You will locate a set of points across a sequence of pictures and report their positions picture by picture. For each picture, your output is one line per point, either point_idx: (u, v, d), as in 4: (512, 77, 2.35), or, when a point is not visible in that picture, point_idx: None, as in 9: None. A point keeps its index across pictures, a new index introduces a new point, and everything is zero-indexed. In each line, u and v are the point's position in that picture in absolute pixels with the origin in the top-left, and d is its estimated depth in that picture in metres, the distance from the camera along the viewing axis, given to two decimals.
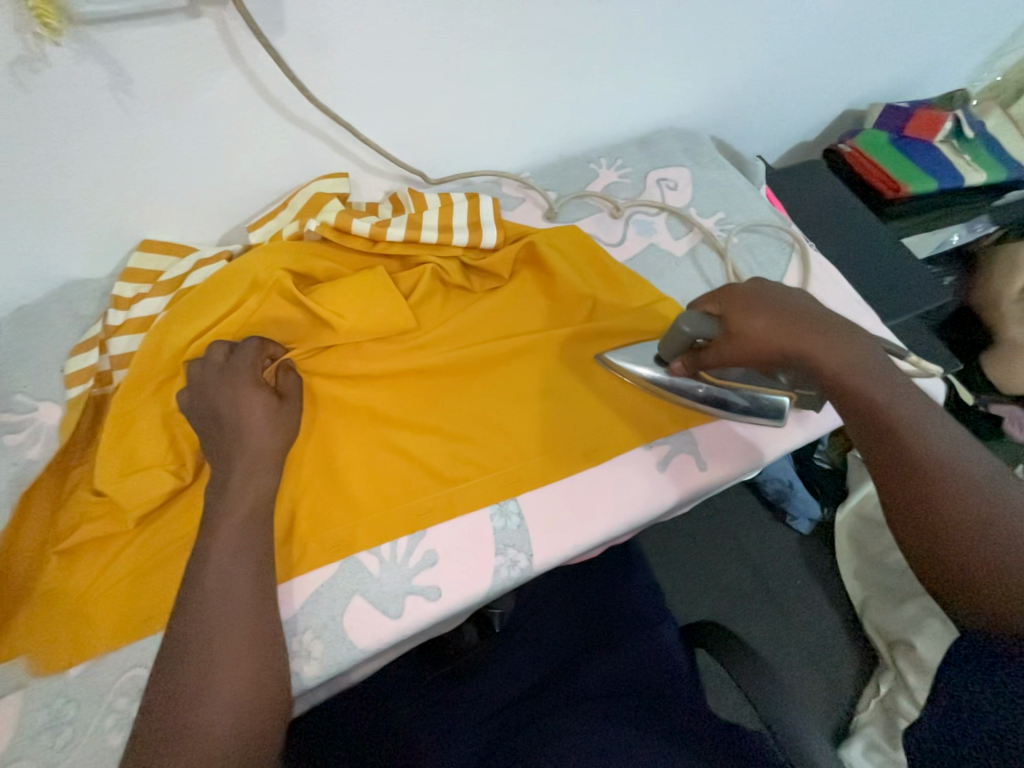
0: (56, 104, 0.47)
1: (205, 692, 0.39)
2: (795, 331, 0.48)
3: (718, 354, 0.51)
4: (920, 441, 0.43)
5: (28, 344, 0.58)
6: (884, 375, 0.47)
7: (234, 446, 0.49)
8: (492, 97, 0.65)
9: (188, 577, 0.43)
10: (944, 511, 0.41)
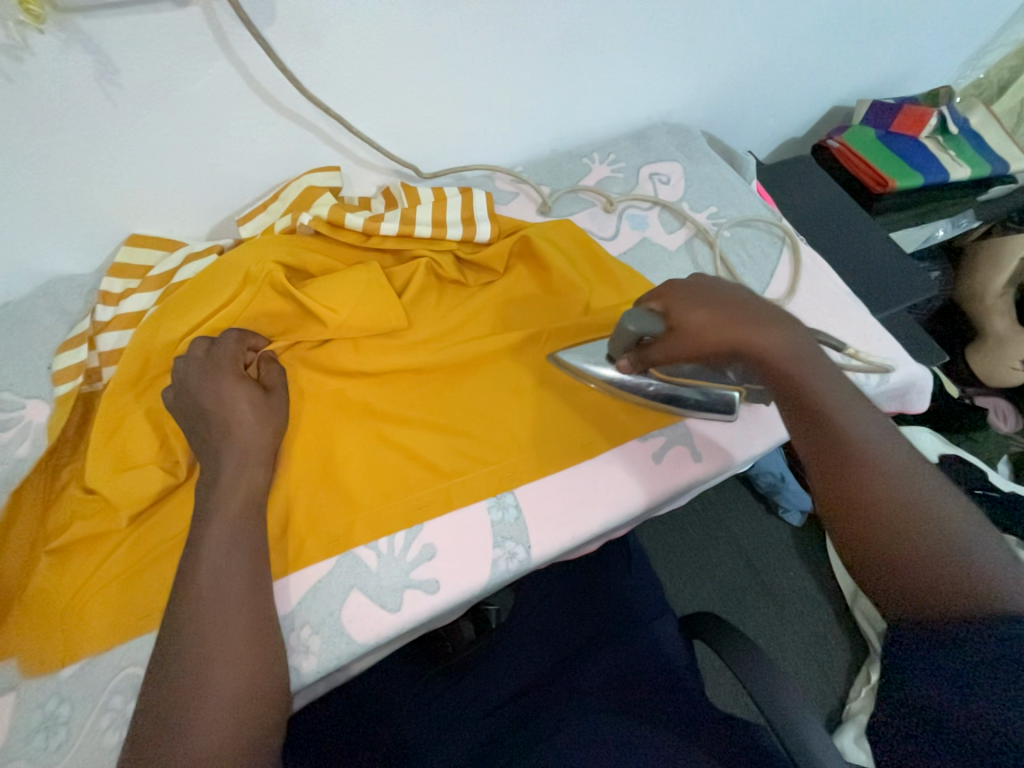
0: (41, 95, 0.46)
1: (201, 688, 0.39)
2: (738, 324, 0.48)
3: (664, 350, 0.51)
4: (856, 431, 0.44)
5: (14, 340, 0.57)
6: (822, 367, 0.47)
7: (221, 443, 0.48)
8: (486, 91, 0.65)
9: (181, 573, 0.43)
10: (877, 501, 0.41)
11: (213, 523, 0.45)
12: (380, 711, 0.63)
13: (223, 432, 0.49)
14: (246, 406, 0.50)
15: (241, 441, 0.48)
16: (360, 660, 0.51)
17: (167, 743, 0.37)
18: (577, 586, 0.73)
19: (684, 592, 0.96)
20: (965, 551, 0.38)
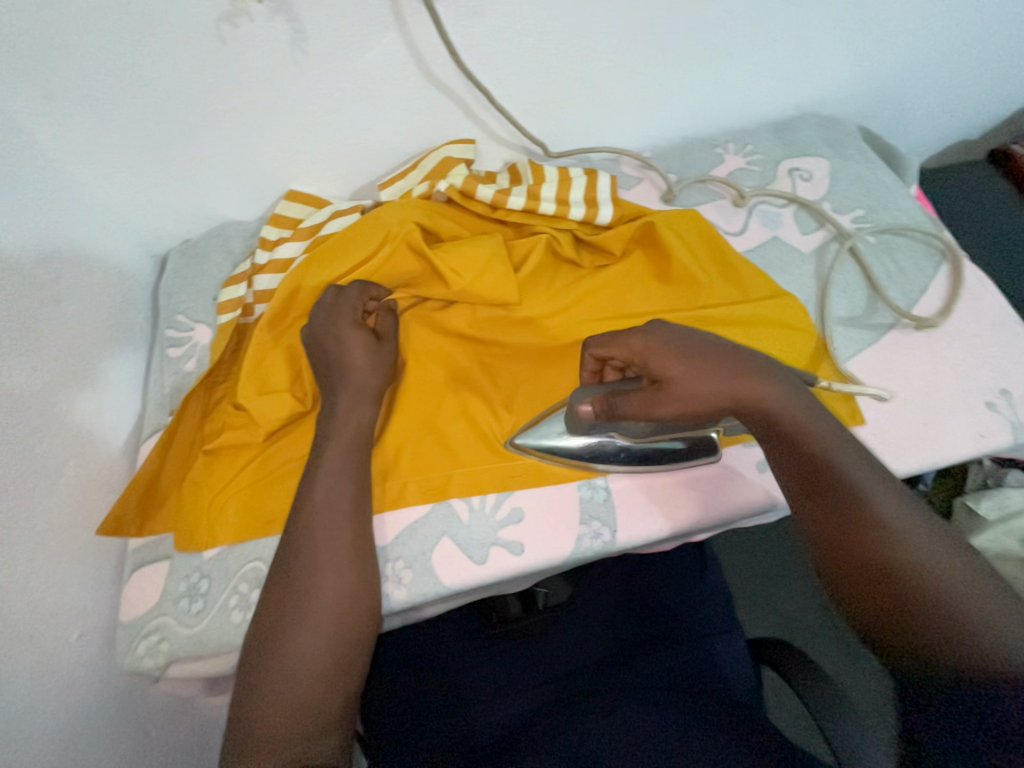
0: (245, 58, 0.53)
1: (310, 590, 0.44)
2: (739, 374, 0.42)
3: (642, 405, 0.44)
4: (871, 495, 0.41)
5: (189, 272, 0.67)
6: (826, 420, 0.43)
7: (339, 380, 0.53)
8: (628, 71, 0.64)
9: (301, 489, 0.49)
10: (898, 573, 0.39)
11: (333, 451, 0.50)
12: (442, 656, 0.67)
13: (344, 370, 0.53)
14: (365, 351, 0.55)
15: (358, 382, 0.53)
16: (438, 604, 0.55)
17: (285, 628, 0.43)
18: (642, 582, 0.72)
19: (756, 617, 0.89)
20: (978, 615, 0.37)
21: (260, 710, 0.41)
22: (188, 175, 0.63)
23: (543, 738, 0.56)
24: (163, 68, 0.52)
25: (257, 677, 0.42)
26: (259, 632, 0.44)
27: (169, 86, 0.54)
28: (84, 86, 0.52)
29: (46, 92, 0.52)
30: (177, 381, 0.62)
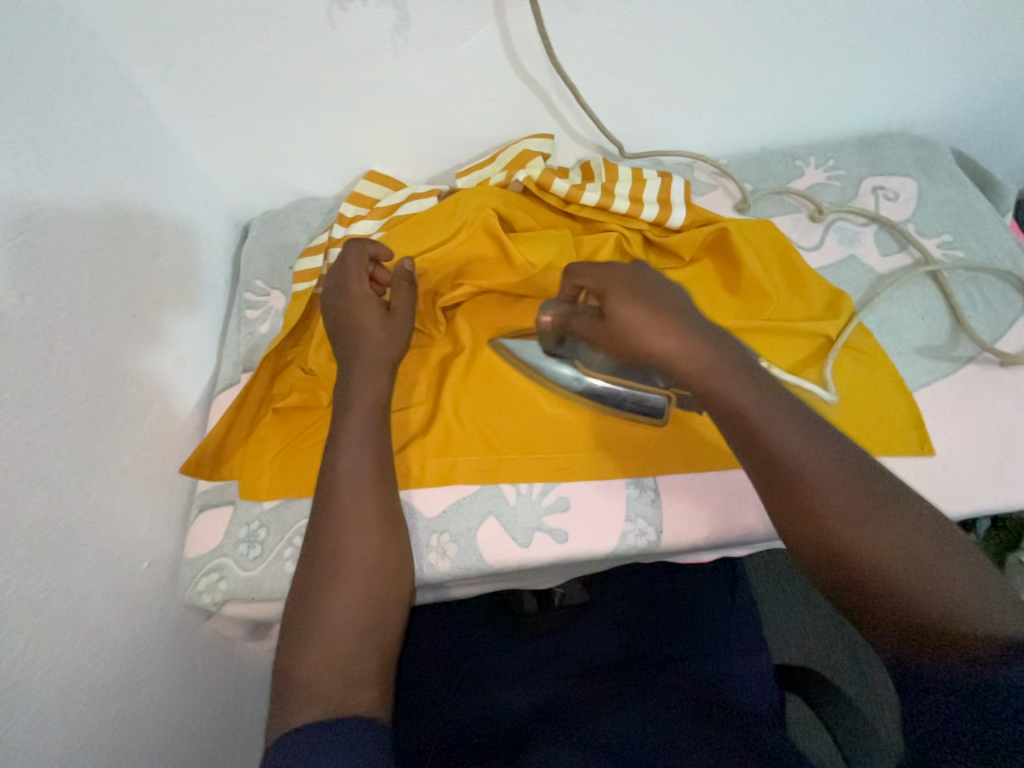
0: (350, 41, 0.56)
1: (340, 555, 0.44)
2: (664, 331, 0.39)
3: (590, 331, 0.44)
4: (806, 463, 0.36)
5: (269, 241, 0.71)
6: (752, 379, 0.39)
7: (359, 353, 0.53)
8: (715, 76, 0.64)
9: (328, 459, 0.49)
10: (835, 547, 0.34)
11: (381, 419, 0.51)
12: (470, 637, 0.70)
13: (359, 344, 0.53)
14: (376, 322, 0.54)
15: (372, 354, 0.53)
16: (475, 582, 0.56)
17: (321, 595, 0.43)
18: (672, 593, 0.72)
19: (796, 642, 0.86)
20: (935, 583, 0.32)
21: (302, 680, 0.39)
22: (280, 150, 0.67)
23: (562, 728, 0.55)
24: (272, 45, 0.55)
25: (290, 649, 0.41)
26: (296, 606, 0.43)
27: (276, 64, 0.57)
28: (200, 57, 0.56)
29: (169, 61, 0.56)
30: (252, 342, 0.66)
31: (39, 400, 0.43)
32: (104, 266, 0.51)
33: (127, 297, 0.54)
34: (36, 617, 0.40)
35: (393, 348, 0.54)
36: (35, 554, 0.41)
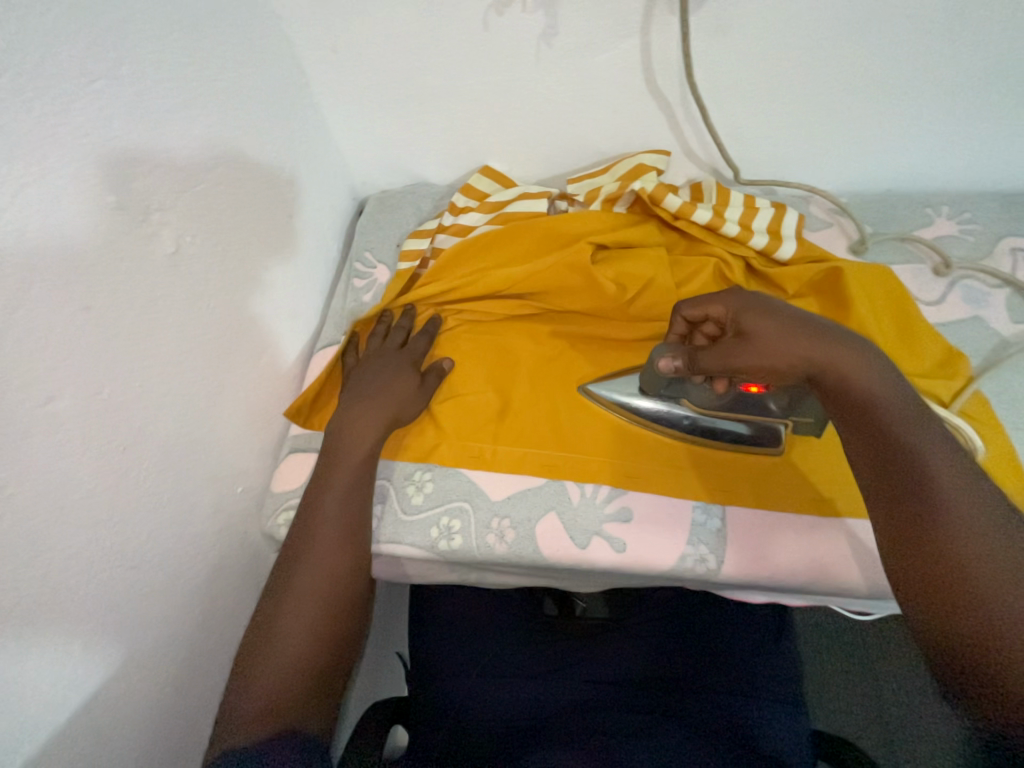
0: (498, 44, 0.59)
1: (294, 591, 0.45)
2: (806, 330, 0.41)
3: (720, 356, 0.44)
4: (943, 475, 0.36)
5: (382, 219, 0.76)
6: (892, 381, 0.40)
7: (377, 405, 0.55)
8: (852, 112, 0.62)
9: (312, 493, 0.51)
10: (970, 562, 0.34)
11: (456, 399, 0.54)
12: (494, 625, 0.71)
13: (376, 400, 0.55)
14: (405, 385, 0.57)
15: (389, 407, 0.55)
16: (519, 572, 0.58)
17: (269, 630, 0.44)
18: (717, 628, 0.68)
19: (834, 713, 0.80)
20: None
21: (243, 705, 0.40)
22: (410, 137, 0.72)
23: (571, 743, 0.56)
24: (427, 41, 0.60)
25: (250, 661, 0.43)
26: (249, 636, 0.44)
27: (427, 58, 0.62)
28: (362, 45, 0.61)
29: (334, 46, 0.62)
30: (354, 308, 0.71)
31: (195, 325, 0.47)
32: (257, 217, 0.56)
33: (268, 247, 0.58)
34: (161, 519, 0.44)
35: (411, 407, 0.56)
36: (169, 460, 0.45)
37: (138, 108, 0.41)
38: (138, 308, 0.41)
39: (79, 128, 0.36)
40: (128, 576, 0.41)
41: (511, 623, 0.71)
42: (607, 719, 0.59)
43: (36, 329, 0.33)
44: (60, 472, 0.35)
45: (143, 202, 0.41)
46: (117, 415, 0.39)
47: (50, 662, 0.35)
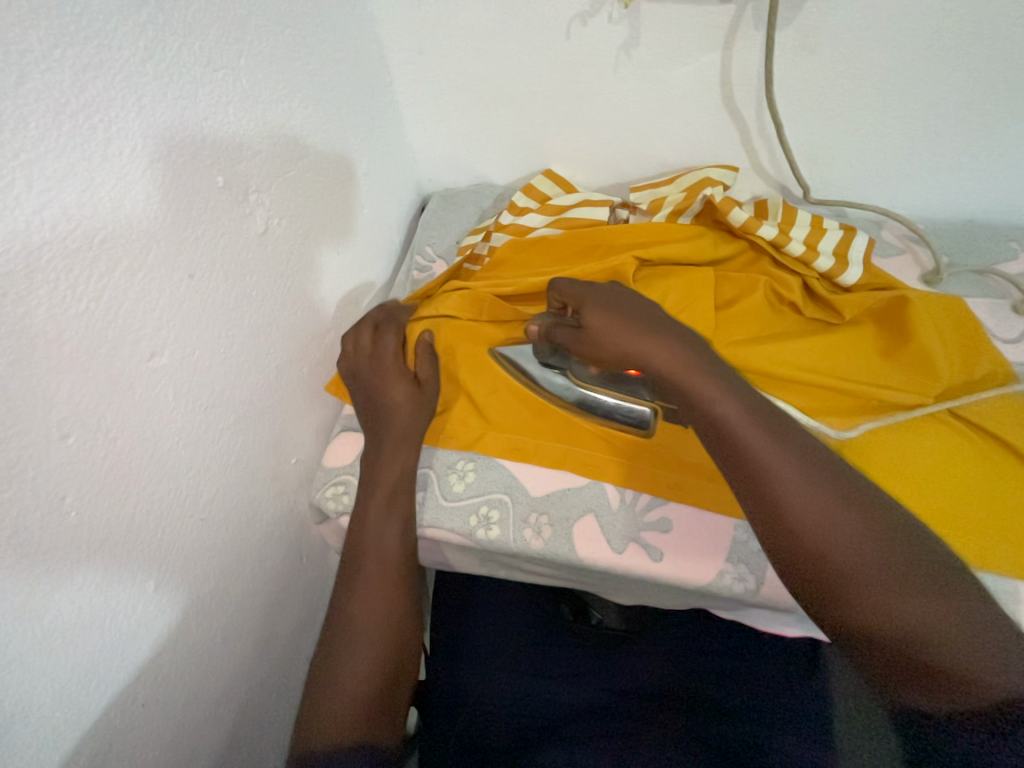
0: (578, 52, 0.61)
1: (352, 622, 0.49)
2: (642, 336, 0.46)
3: (572, 338, 0.51)
4: (783, 460, 0.40)
5: (443, 214, 0.78)
6: (737, 393, 0.43)
7: (389, 434, 0.56)
8: (937, 136, 0.60)
9: (354, 528, 0.53)
10: (853, 567, 0.36)
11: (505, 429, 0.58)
12: (515, 622, 0.73)
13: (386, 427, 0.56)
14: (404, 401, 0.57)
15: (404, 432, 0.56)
16: (549, 571, 0.58)
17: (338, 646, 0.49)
18: (732, 654, 0.67)
19: None
20: (933, 573, 0.36)
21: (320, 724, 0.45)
22: (480, 138, 0.74)
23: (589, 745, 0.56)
24: (509, 47, 0.62)
25: (319, 683, 0.47)
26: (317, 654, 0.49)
27: (507, 63, 0.64)
28: (446, 49, 0.64)
29: (420, 48, 0.65)
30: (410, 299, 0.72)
31: (272, 301, 0.50)
32: (334, 203, 0.59)
33: (340, 232, 0.61)
34: (226, 477, 0.46)
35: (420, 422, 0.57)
36: (241, 423, 0.47)
37: (248, 96, 0.44)
38: (228, 280, 0.44)
39: (201, 114, 0.39)
40: (197, 526, 0.44)
41: (523, 624, 0.72)
42: (616, 723, 0.59)
43: (151, 290, 0.37)
44: (153, 423, 0.38)
45: (243, 183, 0.44)
46: (202, 376, 0.42)
47: (126, 597, 0.38)
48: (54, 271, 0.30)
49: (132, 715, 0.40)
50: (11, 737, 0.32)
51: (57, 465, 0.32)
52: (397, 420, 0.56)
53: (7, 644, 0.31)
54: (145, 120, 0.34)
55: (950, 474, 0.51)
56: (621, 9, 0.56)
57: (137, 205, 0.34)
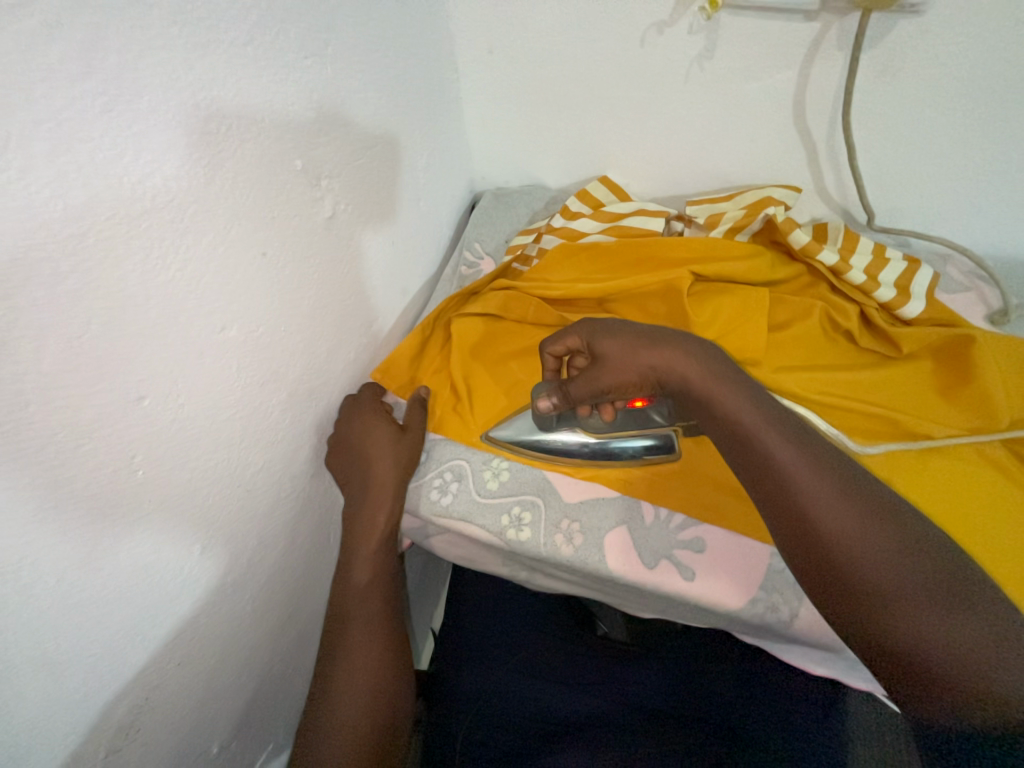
0: (650, 61, 0.60)
1: (334, 685, 0.48)
2: (660, 347, 0.46)
3: (587, 383, 0.48)
4: (807, 471, 0.39)
5: (495, 212, 0.78)
6: (756, 403, 0.43)
7: (372, 479, 0.55)
8: (1019, 170, 0.57)
9: (339, 594, 0.54)
10: (888, 583, 0.34)
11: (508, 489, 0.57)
12: (526, 628, 0.74)
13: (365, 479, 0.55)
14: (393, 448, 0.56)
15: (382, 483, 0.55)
16: (572, 580, 0.58)
17: (315, 711, 0.47)
18: (747, 680, 0.65)
19: None
20: (973, 590, 0.34)
21: None
22: (539, 140, 0.74)
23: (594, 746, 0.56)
24: (580, 52, 0.62)
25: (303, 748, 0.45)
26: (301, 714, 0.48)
27: (575, 68, 0.64)
28: (517, 48, 0.65)
29: (491, 47, 0.66)
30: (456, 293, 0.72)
31: (331, 285, 0.51)
32: (395, 194, 0.60)
33: (397, 223, 0.62)
34: (273, 452, 0.47)
35: (399, 469, 0.56)
36: (291, 400, 0.49)
37: (331, 84, 0.45)
38: (295, 261, 0.45)
39: (289, 98, 0.40)
40: (242, 496, 0.45)
41: (534, 630, 0.73)
42: (614, 734, 0.58)
43: (228, 265, 0.38)
44: (216, 393, 0.39)
45: (318, 168, 0.45)
46: (262, 352, 0.43)
47: (175, 559, 0.39)
48: (149, 237, 0.31)
49: (167, 673, 0.41)
50: (64, 679, 0.33)
51: (130, 424, 0.33)
52: (385, 476, 0.55)
53: (70, 589, 0.32)
54: (241, 99, 0.36)
55: (1009, 522, 0.49)
56: (702, 21, 0.55)
57: (224, 181, 0.36)
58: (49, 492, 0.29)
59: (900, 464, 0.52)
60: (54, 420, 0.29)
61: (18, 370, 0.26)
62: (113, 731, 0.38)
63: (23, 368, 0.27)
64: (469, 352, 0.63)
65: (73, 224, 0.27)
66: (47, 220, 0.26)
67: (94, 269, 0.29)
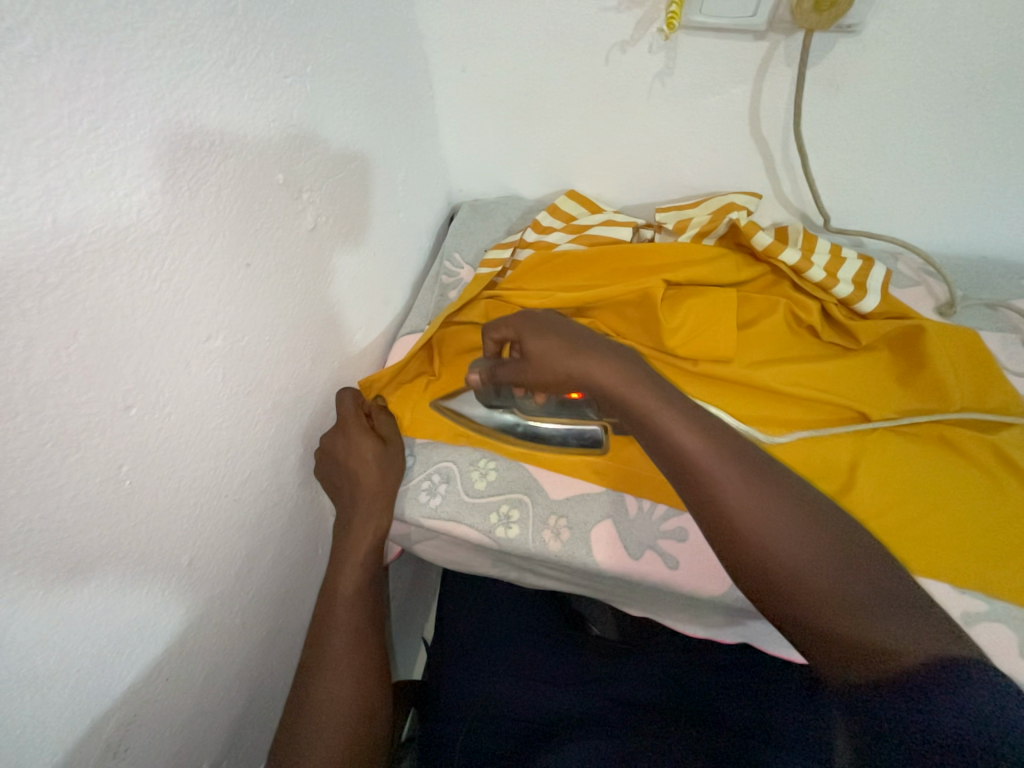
0: (615, 78, 0.64)
1: (317, 693, 0.48)
2: (580, 351, 0.48)
3: (514, 374, 0.52)
4: (723, 470, 0.41)
5: (473, 223, 0.81)
6: (675, 401, 0.45)
7: (357, 490, 0.55)
8: (954, 174, 0.63)
9: (326, 601, 0.53)
10: (804, 568, 0.37)
11: (495, 490, 0.58)
12: (520, 631, 0.74)
13: (355, 490, 0.55)
14: (376, 454, 0.56)
15: (374, 492, 0.55)
16: (559, 577, 0.60)
17: (299, 719, 0.47)
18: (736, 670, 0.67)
19: None
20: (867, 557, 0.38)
21: None
22: (514, 153, 0.77)
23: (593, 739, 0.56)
24: (549, 70, 0.65)
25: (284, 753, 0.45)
26: (287, 721, 0.48)
27: (545, 85, 0.67)
28: (489, 66, 0.67)
29: (464, 67, 0.68)
30: (437, 302, 0.74)
31: (313, 296, 0.52)
32: (374, 206, 0.62)
33: (376, 234, 0.64)
34: (260, 461, 0.48)
35: (390, 479, 0.56)
36: (277, 409, 0.49)
37: (310, 102, 0.47)
38: (279, 272, 0.46)
39: (271, 115, 0.42)
40: (230, 506, 0.45)
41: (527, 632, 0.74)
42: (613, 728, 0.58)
43: (212, 276, 0.38)
44: (202, 402, 0.40)
45: (299, 182, 0.46)
46: (246, 361, 0.44)
47: (163, 570, 0.39)
48: (136, 250, 0.32)
49: (155, 687, 0.40)
50: (51, 696, 0.33)
51: (117, 434, 0.33)
52: (368, 487, 0.55)
53: (57, 601, 0.32)
54: (223, 117, 0.37)
55: (967, 499, 0.52)
56: (662, 41, 0.59)
57: (208, 195, 0.37)
58: (38, 503, 0.29)
59: (864, 453, 0.55)
60: (43, 431, 0.29)
61: (6, 381, 0.27)
62: (100, 751, 0.37)
63: (11, 378, 0.27)
64: (452, 362, 0.66)
65: (62, 236, 0.28)
66: (38, 233, 0.26)
67: (82, 281, 0.29)
